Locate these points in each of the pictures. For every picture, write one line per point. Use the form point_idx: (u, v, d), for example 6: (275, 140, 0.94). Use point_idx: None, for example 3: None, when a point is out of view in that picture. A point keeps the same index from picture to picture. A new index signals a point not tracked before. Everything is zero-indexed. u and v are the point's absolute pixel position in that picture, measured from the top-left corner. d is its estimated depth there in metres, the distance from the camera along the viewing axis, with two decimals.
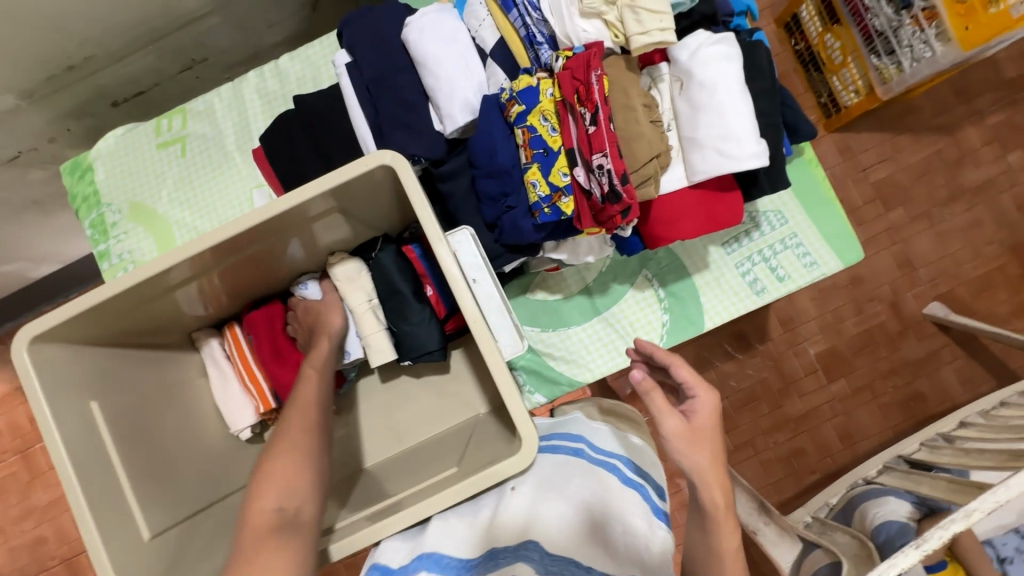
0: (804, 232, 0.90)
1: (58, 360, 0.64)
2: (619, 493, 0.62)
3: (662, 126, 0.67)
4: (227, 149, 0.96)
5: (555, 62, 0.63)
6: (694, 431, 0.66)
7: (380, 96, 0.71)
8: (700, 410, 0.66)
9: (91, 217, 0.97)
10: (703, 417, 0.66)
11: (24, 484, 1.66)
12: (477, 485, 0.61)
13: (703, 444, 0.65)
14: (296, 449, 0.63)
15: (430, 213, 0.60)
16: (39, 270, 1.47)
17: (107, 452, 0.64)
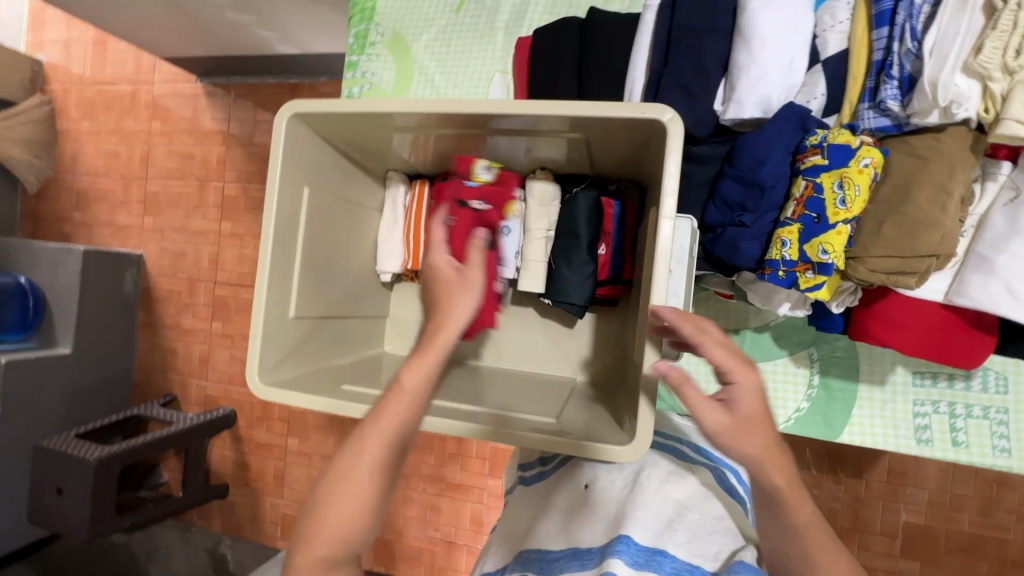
0: (1017, 414, 0.76)
1: (300, 139, 0.72)
2: (687, 479, 0.64)
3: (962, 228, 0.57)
4: (494, 25, 0.97)
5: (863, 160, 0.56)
6: None
7: (678, 50, 0.66)
8: None
9: (358, 28, 1.05)
10: None
11: (192, 205, 1.97)
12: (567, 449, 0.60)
13: None
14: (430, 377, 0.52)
15: (674, 189, 0.57)
16: (284, 47, 1.65)
17: (297, 233, 0.73)
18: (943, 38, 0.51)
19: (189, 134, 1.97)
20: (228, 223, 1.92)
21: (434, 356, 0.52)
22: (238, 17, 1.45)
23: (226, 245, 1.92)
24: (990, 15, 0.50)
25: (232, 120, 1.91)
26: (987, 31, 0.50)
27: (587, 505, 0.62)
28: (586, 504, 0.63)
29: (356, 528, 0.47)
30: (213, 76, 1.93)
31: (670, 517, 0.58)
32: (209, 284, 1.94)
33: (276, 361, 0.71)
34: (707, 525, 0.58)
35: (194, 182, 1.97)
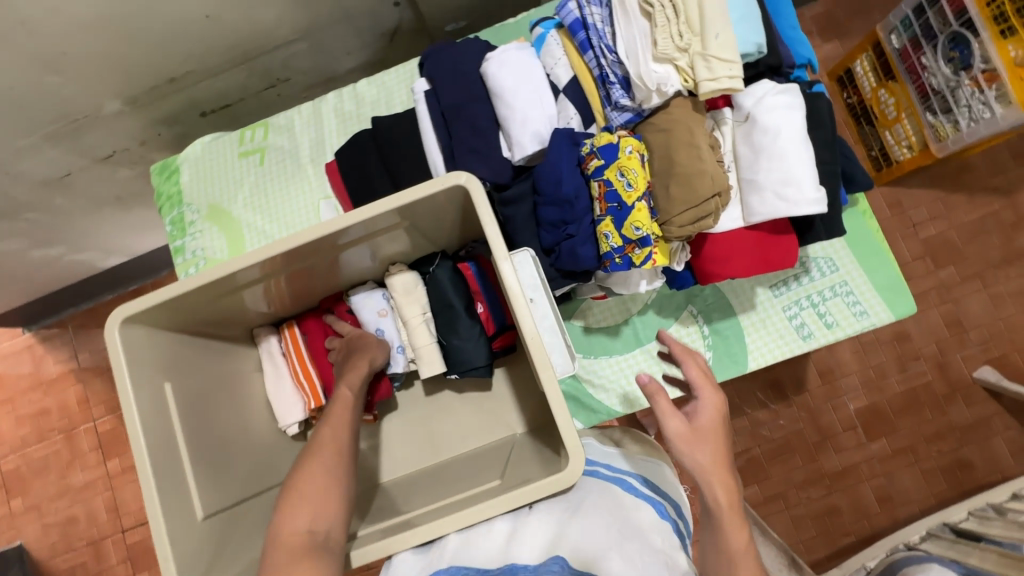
0: (855, 280, 0.89)
1: (141, 340, 0.69)
2: (631, 511, 0.63)
3: (723, 167, 0.69)
4: (301, 162, 1.03)
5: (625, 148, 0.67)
6: (696, 432, 0.67)
7: (455, 123, 0.75)
8: (701, 411, 0.69)
9: (173, 215, 1.05)
10: (703, 417, 0.68)
11: (65, 462, 1.73)
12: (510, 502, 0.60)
13: (704, 444, 0.65)
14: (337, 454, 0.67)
15: (498, 232, 0.63)
16: (108, 260, 1.58)
17: (173, 431, 0.68)
18: (630, 45, 0.64)
19: (35, 389, 1.77)
20: (115, 460, 1.71)
21: (344, 406, 0.73)
22: (46, 252, 1.37)
23: (121, 485, 1.70)
24: (650, 18, 0.64)
25: (80, 354, 1.76)
26: (653, 29, 0.63)
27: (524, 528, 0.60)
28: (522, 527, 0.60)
29: (321, 521, 0.61)
30: (41, 320, 1.77)
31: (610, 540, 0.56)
32: (117, 537, 1.69)
33: (201, 573, 0.63)
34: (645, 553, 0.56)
35: (59, 436, 1.74)
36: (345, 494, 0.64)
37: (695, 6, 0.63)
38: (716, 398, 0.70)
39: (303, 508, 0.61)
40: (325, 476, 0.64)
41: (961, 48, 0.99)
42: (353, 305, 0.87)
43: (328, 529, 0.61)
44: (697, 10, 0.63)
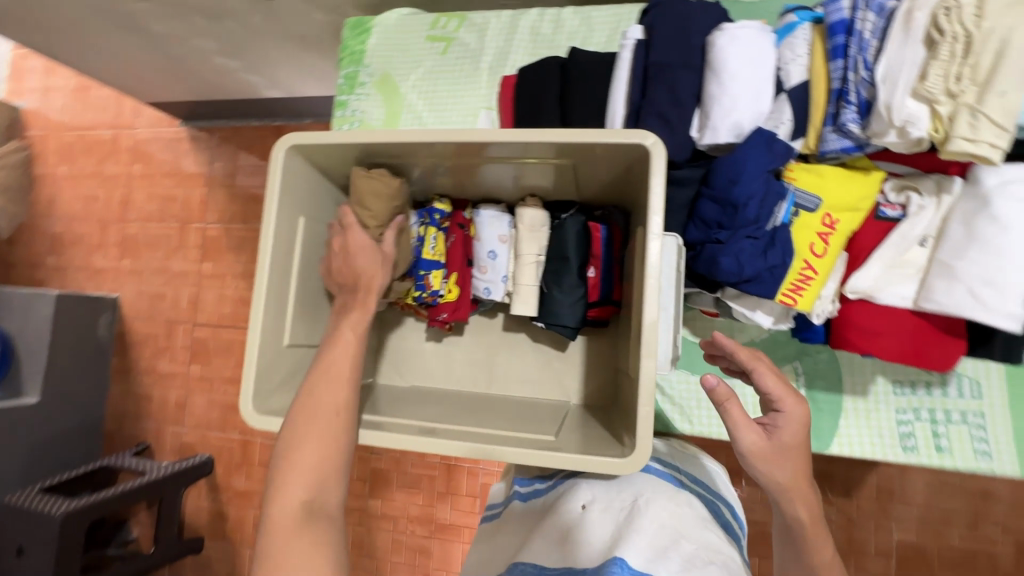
0: (992, 419, 0.79)
1: (297, 170, 0.73)
2: (683, 512, 0.62)
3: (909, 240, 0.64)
4: (479, 65, 1.02)
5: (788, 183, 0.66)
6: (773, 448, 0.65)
7: (655, 83, 0.71)
8: (783, 426, 0.65)
9: (348, 70, 1.09)
10: (785, 433, 0.65)
11: (172, 246, 1.95)
12: (570, 463, 0.60)
13: (785, 462, 0.65)
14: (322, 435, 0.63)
15: (660, 207, 0.60)
16: (270, 91, 1.70)
17: (292, 262, 0.74)
18: (892, 68, 0.57)
19: (171, 177, 1.98)
20: (209, 264, 1.91)
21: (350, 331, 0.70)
22: (226, 63, 1.50)
23: (206, 287, 1.90)
24: (931, 47, 0.56)
25: (215, 162, 1.93)
26: (930, 61, 0.55)
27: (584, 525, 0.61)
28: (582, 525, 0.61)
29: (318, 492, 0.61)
30: (197, 120, 1.96)
31: (666, 541, 0.55)
32: (187, 326, 1.91)
33: (270, 388, 0.70)
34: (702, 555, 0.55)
35: (175, 223, 1.96)
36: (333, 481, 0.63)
37: (991, 50, 0.53)
38: (800, 410, 0.65)
39: (334, 381, 0.65)
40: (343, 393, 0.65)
41: None
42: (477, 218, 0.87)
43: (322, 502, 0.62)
44: (991, 56, 0.53)
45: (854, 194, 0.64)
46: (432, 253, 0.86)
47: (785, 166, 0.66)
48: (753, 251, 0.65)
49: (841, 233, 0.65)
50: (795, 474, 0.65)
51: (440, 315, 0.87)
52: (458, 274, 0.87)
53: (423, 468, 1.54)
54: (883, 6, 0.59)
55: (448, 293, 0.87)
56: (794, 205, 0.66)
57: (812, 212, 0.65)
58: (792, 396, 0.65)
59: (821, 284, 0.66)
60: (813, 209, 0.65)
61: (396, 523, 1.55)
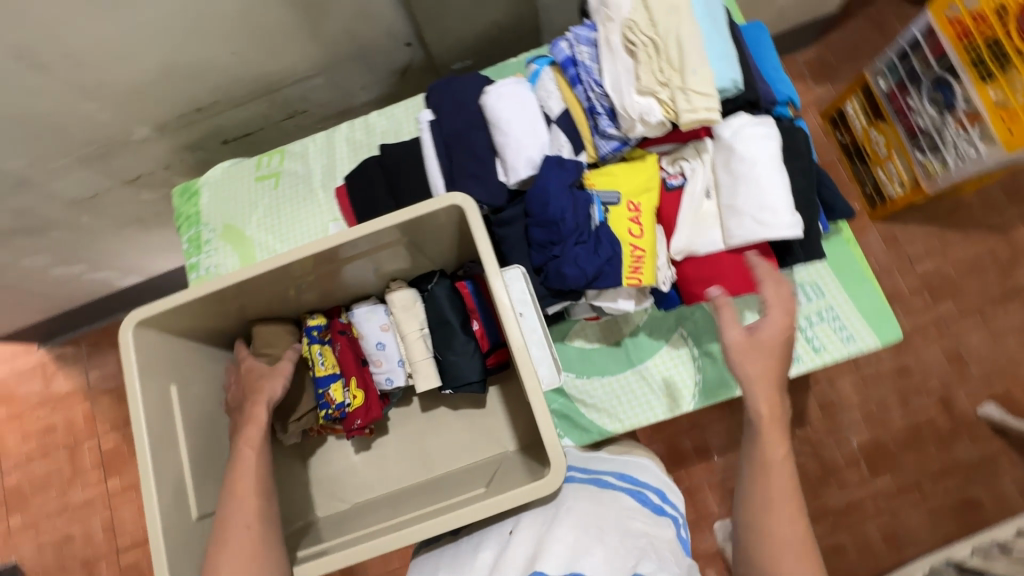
0: (840, 306, 0.92)
1: (153, 342, 0.73)
2: (608, 516, 0.61)
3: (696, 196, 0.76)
4: (313, 186, 1.09)
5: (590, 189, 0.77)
6: (754, 344, 0.68)
7: (456, 150, 0.81)
8: (766, 327, 0.69)
9: (190, 233, 1.11)
10: (767, 330, 0.68)
11: (66, 479, 1.75)
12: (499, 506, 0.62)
13: (758, 355, 0.67)
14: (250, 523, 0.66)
15: (489, 249, 0.68)
16: (126, 279, 1.65)
17: (176, 435, 0.71)
18: (615, 79, 0.70)
19: (44, 406, 1.81)
20: (115, 479, 1.73)
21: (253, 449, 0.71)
22: (67, 270, 1.45)
23: (119, 505, 1.71)
24: (633, 56, 0.70)
25: (90, 371, 1.80)
26: (637, 66, 0.69)
27: (506, 553, 0.57)
28: (503, 554, 0.58)
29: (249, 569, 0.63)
30: (56, 337, 1.83)
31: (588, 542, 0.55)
32: (110, 558, 1.68)
33: (191, 569, 0.66)
34: (623, 545, 0.56)
35: (62, 453, 1.77)
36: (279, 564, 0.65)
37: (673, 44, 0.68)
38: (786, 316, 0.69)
39: (250, 510, 0.67)
40: (258, 524, 0.66)
41: (945, 91, 1.05)
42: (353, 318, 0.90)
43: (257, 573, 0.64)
44: (675, 48, 0.68)
45: (643, 179, 0.76)
46: (325, 368, 0.86)
47: (582, 176, 0.77)
48: (587, 253, 0.74)
49: (648, 211, 0.76)
50: (767, 370, 0.66)
51: (354, 423, 0.86)
52: (357, 377, 0.87)
53: None
54: (589, 38, 0.73)
55: (354, 399, 0.86)
56: (603, 204, 0.76)
57: (618, 205, 0.76)
58: (784, 304, 0.69)
59: (654, 257, 0.75)
60: (617, 203, 0.76)
61: None
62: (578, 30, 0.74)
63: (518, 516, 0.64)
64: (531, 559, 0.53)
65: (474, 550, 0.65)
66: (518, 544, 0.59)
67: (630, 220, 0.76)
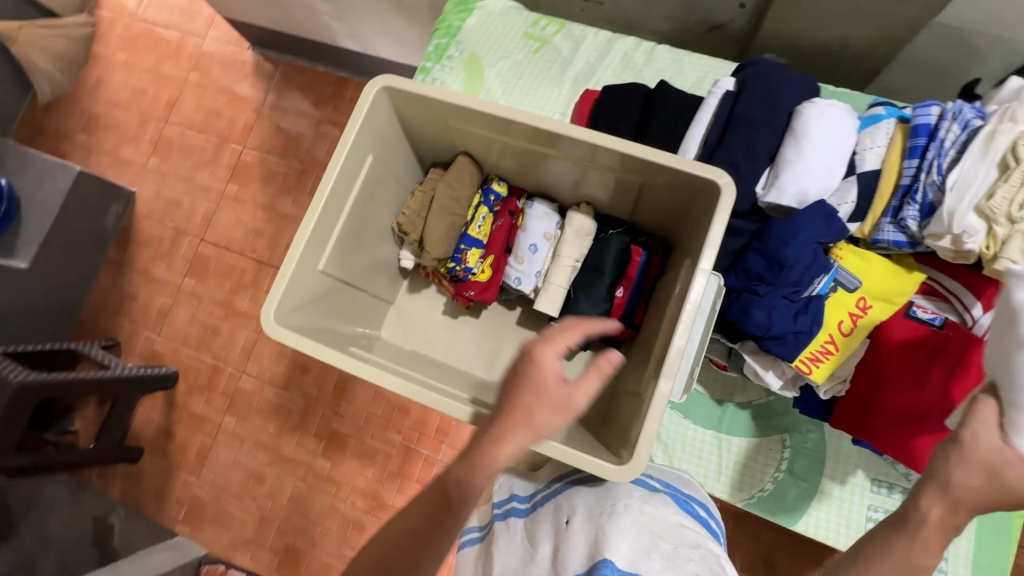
0: (957, 541, 0.80)
1: (380, 110, 0.75)
2: (661, 515, 0.63)
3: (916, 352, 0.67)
4: (565, 73, 1.06)
5: (833, 259, 0.69)
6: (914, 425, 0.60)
7: (735, 133, 0.75)
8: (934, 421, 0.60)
9: (440, 41, 1.13)
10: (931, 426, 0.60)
11: (204, 159, 1.96)
12: (564, 458, 0.61)
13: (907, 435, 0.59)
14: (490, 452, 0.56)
15: (715, 244, 0.63)
16: (347, 41, 1.73)
17: (348, 196, 0.75)
18: (963, 179, 0.60)
19: (225, 94, 2.00)
20: (234, 186, 1.91)
21: (530, 433, 0.56)
22: (317, 2, 1.54)
23: (224, 207, 1.90)
24: (1003, 171, 0.59)
25: (272, 93, 1.96)
26: (998, 183, 0.58)
27: (568, 537, 0.61)
28: (565, 537, 0.62)
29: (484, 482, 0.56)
30: (266, 49, 1.99)
31: (646, 545, 0.58)
32: (194, 240, 1.90)
33: (294, 305, 0.71)
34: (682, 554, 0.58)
35: (213, 138, 1.97)
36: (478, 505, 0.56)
37: None
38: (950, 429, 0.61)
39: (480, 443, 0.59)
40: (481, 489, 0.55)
41: None
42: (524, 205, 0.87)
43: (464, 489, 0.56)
44: None
45: (892, 287, 0.67)
46: (479, 232, 0.87)
47: (835, 243, 0.69)
48: (786, 311, 0.67)
49: (870, 320, 0.68)
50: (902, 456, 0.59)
51: (467, 291, 0.88)
52: (495, 258, 0.89)
53: (383, 442, 1.53)
54: (968, 122, 0.63)
55: (481, 273, 0.88)
56: (834, 281, 0.69)
57: (850, 292, 0.68)
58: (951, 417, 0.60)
59: (837, 362, 0.68)
60: (851, 290, 0.68)
61: (340, 489, 1.54)
62: (963, 106, 0.64)
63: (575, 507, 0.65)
64: (593, 549, 0.57)
65: (533, 527, 0.68)
66: (576, 534, 0.61)
67: (848, 313, 0.68)
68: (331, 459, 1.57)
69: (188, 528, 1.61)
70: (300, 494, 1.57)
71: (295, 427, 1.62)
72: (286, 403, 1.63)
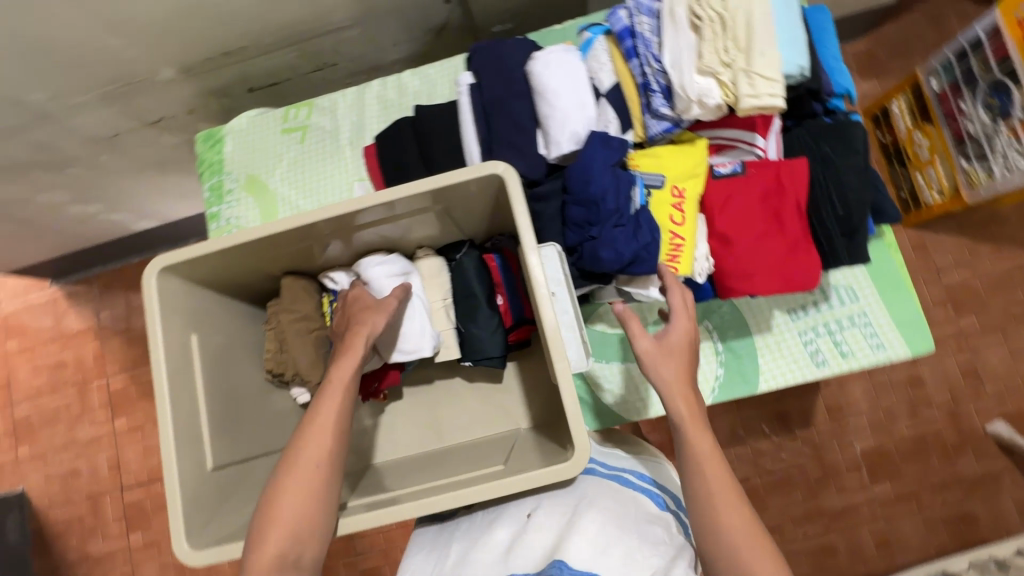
0: (875, 315, 0.89)
1: (175, 291, 0.71)
2: (626, 510, 0.66)
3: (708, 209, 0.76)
4: (339, 143, 1.06)
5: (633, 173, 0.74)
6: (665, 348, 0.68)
7: (496, 118, 0.78)
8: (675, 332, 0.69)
9: (212, 181, 1.09)
10: (675, 336, 0.68)
11: (74, 415, 1.77)
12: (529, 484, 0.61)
13: (672, 361, 0.67)
14: (306, 487, 0.62)
15: (528, 224, 0.65)
16: (141, 224, 1.63)
17: (196, 384, 0.71)
18: (675, 55, 0.66)
19: (55, 341, 1.82)
20: (122, 419, 1.75)
21: (323, 431, 0.64)
22: (84, 209, 1.43)
23: (126, 444, 1.74)
24: (698, 32, 0.66)
25: (101, 311, 1.81)
26: (700, 43, 0.65)
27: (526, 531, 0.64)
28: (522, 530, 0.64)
29: (304, 514, 0.61)
30: (69, 275, 1.83)
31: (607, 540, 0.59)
32: (114, 495, 1.72)
33: (204, 519, 0.66)
34: (641, 548, 0.60)
35: (71, 389, 1.79)
36: (328, 499, 0.63)
37: (742, 23, 0.64)
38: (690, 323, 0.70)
39: (303, 501, 0.61)
40: (299, 515, 0.61)
41: (1001, 96, 0.99)
42: (329, 288, 0.86)
43: (310, 526, 0.61)
44: (744, 27, 0.64)
45: (691, 164, 0.73)
46: (342, 327, 0.85)
47: (627, 156, 0.74)
48: (626, 237, 0.70)
49: (692, 199, 0.73)
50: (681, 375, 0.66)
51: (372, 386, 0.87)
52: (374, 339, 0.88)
53: None
54: (651, 9, 0.70)
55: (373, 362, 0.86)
56: (645, 187, 0.73)
57: (661, 189, 0.73)
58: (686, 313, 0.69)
59: (692, 248, 0.73)
60: (661, 187, 0.73)
61: None
62: None
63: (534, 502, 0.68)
64: (552, 549, 0.59)
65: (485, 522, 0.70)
66: (537, 528, 0.64)
67: (672, 204, 0.73)
68: None
69: None
70: None
71: None
72: None
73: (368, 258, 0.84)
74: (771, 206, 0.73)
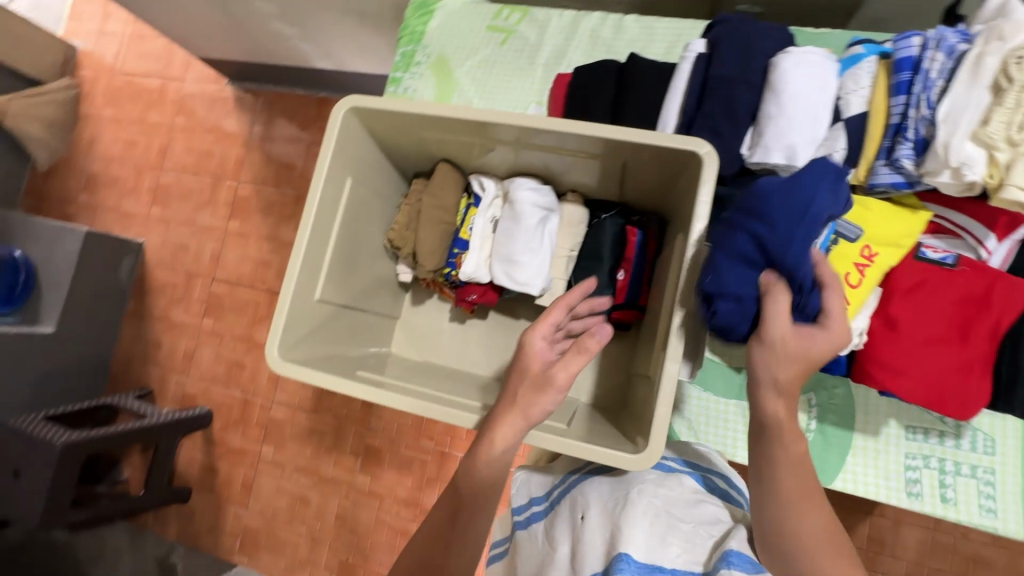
0: (1003, 478, 0.78)
1: (351, 133, 0.75)
2: (675, 492, 0.68)
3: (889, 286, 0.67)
4: (535, 60, 1.04)
5: None
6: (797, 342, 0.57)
7: (712, 96, 0.72)
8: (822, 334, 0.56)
9: (406, 48, 1.11)
10: (820, 343, 0.56)
11: (202, 201, 1.99)
12: (591, 456, 0.61)
13: (792, 366, 0.57)
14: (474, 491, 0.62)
15: (704, 216, 0.62)
16: (321, 62, 1.73)
17: (333, 223, 0.75)
18: (954, 110, 0.57)
19: (212, 133, 2.02)
20: (236, 222, 1.94)
21: (520, 415, 0.61)
22: (284, 28, 1.53)
23: (230, 244, 1.93)
24: (996, 93, 0.56)
25: (257, 124, 1.97)
26: (994, 107, 0.55)
27: (583, 531, 0.65)
28: (581, 534, 0.65)
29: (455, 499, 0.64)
30: (245, 81, 2.00)
31: (664, 531, 0.63)
32: (205, 280, 1.94)
33: (297, 337, 0.71)
34: (700, 531, 0.64)
35: (208, 178, 2.00)
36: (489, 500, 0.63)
37: None
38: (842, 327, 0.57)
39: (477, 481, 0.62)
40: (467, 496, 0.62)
41: None
42: (473, 191, 0.86)
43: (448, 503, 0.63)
44: None
45: (898, 231, 0.65)
46: (468, 233, 0.85)
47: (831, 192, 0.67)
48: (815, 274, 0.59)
49: (878, 267, 0.65)
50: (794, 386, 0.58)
51: (468, 295, 0.86)
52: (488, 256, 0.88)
53: (418, 451, 1.56)
54: (954, 47, 0.59)
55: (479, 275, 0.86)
56: (834, 232, 0.66)
57: (852, 242, 0.65)
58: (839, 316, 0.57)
59: (852, 315, 0.66)
60: (853, 240, 0.65)
61: (382, 501, 1.57)
62: (944, 32, 0.61)
63: (586, 501, 0.68)
64: (610, 544, 0.62)
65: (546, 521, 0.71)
66: (591, 529, 0.65)
67: (855, 262, 0.65)
68: (370, 473, 1.61)
69: (246, 556, 1.69)
70: (347, 510, 1.62)
71: (331, 447, 1.66)
72: (319, 425, 1.67)
73: (521, 179, 0.83)
74: (963, 316, 0.65)
